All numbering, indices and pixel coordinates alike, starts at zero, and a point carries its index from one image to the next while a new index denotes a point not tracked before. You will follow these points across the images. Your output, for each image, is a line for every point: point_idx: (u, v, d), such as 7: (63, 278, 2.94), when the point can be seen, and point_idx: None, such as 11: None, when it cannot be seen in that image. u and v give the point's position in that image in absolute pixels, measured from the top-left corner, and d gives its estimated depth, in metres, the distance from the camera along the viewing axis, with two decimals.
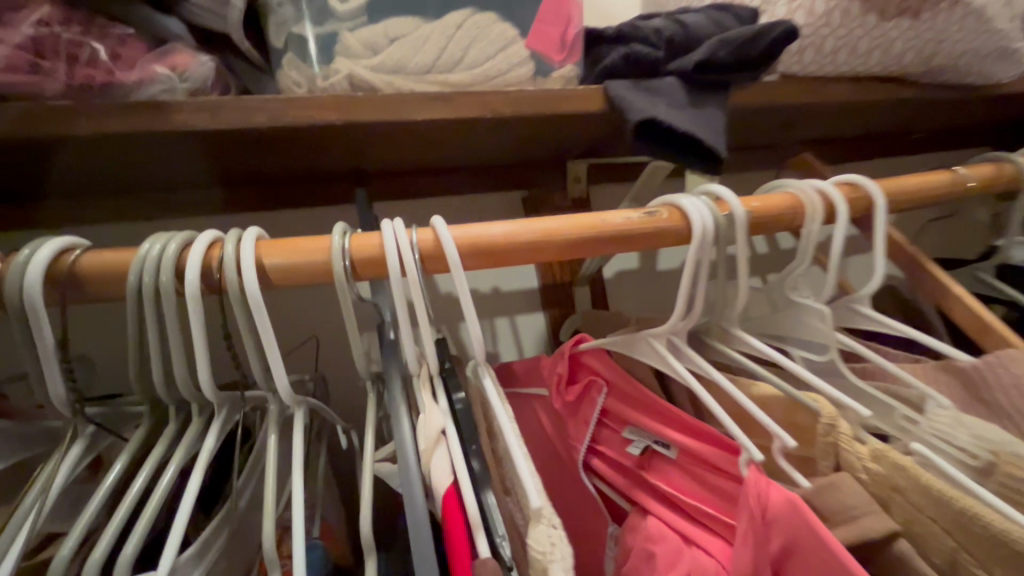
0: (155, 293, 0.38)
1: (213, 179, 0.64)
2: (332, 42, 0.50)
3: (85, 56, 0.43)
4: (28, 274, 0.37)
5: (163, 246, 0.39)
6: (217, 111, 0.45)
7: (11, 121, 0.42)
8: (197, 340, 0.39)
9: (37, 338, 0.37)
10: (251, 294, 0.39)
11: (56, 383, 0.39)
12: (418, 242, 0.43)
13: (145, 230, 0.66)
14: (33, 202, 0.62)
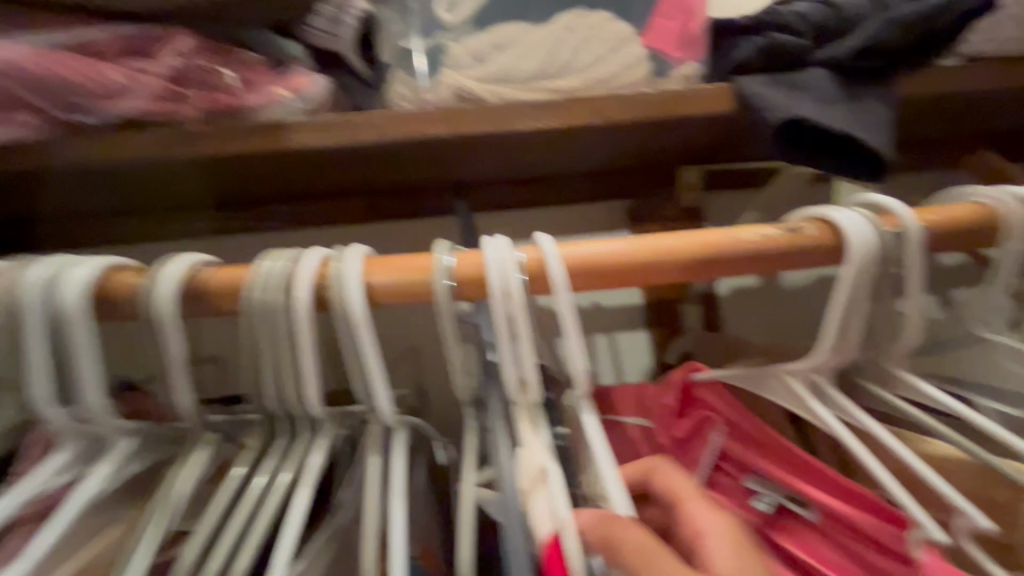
0: (270, 310, 0.39)
1: (324, 193, 0.67)
2: (442, 55, 0.50)
3: (218, 83, 0.46)
4: (161, 288, 0.39)
5: (277, 263, 0.39)
6: (331, 129, 0.46)
7: (159, 145, 0.46)
8: (305, 358, 0.40)
9: (167, 350, 0.39)
10: (357, 311, 0.38)
11: (183, 394, 0.41)
12: (525, 260, 0.39)
13: (264, 243, 0.70)
14: (175, 218, 0.68)
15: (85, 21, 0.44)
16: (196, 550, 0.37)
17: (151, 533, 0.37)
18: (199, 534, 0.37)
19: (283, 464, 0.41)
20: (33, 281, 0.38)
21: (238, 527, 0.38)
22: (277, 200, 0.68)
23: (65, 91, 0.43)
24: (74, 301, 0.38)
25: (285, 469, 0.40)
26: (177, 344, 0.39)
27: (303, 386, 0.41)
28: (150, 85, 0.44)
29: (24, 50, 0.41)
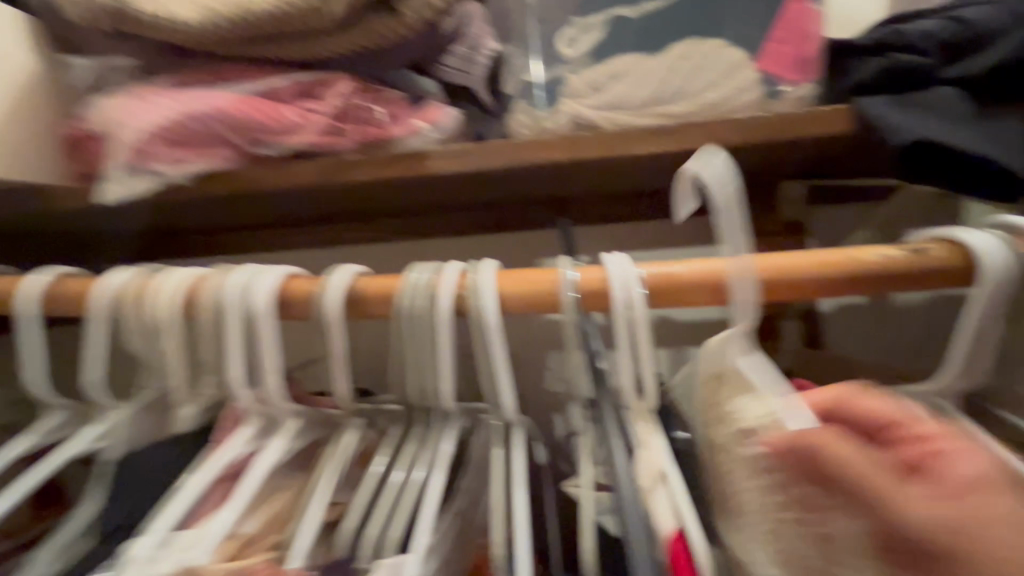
0: (416, 315, 0.45)
1: (439, 210, 0.73)
2: (559, 85, 0.54)
3: (370, 119, 0.54)
4: (329, 293, 0.45)
5: (424, 275, 0.45)
6: (462, 155, 0.52)
7: (319, 172, 0.53)
8: (444, 357, 0.45)
9: (330, 346, 0.46)
10: (491, 319, 0.43)
11: (342, 385, 0.47)
12: (644, 276, 0.43)
13: (384, 253, 0.78)
14: (310, 232, 0.78)
15: (266, 72, 0.54)
16: (357, 516, 0.43)
17: (321, 489, 0.43)
18: (359, 502, 0.44)
19: (423, 449, 0.46)
20: (232, 287, 0.46)
21: (389, 500, 0.44)
22: (396, 215, 0.76)
23: (253, 129, 0.52)
24: (263, 303, 0.45)
25: (425, 452, 0.46)
26: (340, 342, 0.46)
27: (441, 383, 0.46)
28: (318, 122, 0.53)
29: (226, 99, 0.51)
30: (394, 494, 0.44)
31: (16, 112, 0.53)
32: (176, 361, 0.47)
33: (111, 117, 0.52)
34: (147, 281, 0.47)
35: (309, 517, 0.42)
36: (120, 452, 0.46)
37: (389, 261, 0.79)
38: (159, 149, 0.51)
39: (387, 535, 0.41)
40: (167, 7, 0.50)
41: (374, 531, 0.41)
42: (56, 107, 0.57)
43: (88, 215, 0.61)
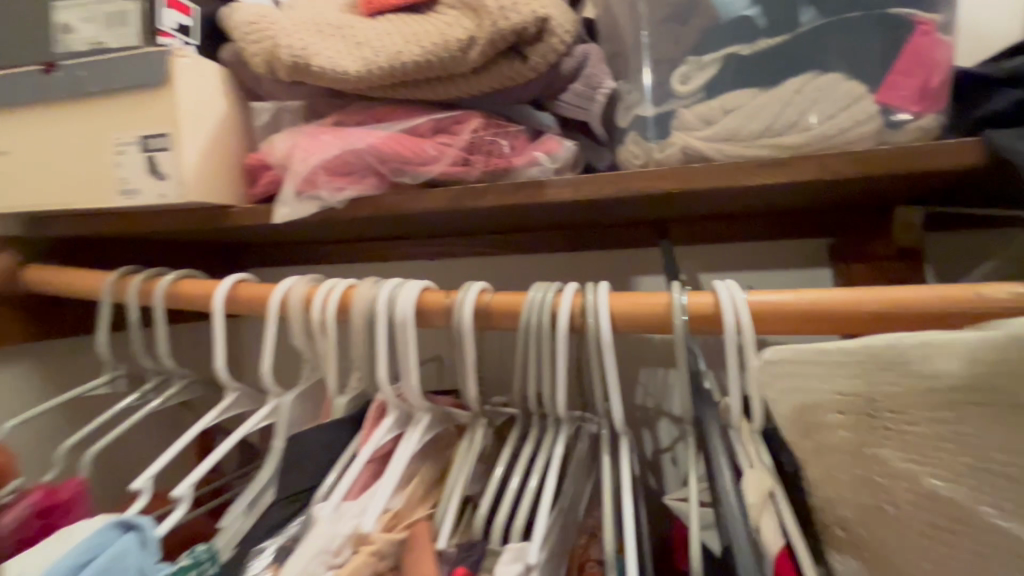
0: (538, 330, 0.49)
1: (541, 228, 0.79)
2: (670, 118, 0.57)
3: (495, 151, 0.61)
4: (463, 307, 0.51)
5: (546, 293, 0.50)
6: (577, 186, 0.57)
7: (449, 200, 0.60)
8: (560, 368, 0.50)
9: (464, 352, 0.52)
10: (606, 338, 0.47)
11: (470, 387, 0.53)
12: (755, 303, 0.45)
13: (489, 267, 0.85)
14: (423, 245, 0.86)
15: (410, 112, 0.62)
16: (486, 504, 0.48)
17: (460, 476, 0.50)
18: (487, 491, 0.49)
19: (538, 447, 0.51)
20: (382, 297, 0.53)
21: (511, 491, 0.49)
22: (502, 233, 0.82)
23: (396, 161, 0.60)
24: (406, 312, 0.52)
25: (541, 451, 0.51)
26: (468, 350, 0.52)
27: (556, 390, 0.51)
28: (450, 155, 0.60)
29: (379, 136, 0.60)
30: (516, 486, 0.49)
31: (213, 147, 0.65)
32: (334, 358, 0.55)
33: (287, 153, 0.63)
34: (313, 290, 0.57)
35: (449, 498, 0.48)
36: (285, 428, 0.55)
37: (493, 275, 0.86)
38: (324, 179, 0.61)
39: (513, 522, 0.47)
40: (332, 58, 0.59)
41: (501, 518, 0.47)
42: (239, 142, 0.69)
43: (256, 231, 0.72)
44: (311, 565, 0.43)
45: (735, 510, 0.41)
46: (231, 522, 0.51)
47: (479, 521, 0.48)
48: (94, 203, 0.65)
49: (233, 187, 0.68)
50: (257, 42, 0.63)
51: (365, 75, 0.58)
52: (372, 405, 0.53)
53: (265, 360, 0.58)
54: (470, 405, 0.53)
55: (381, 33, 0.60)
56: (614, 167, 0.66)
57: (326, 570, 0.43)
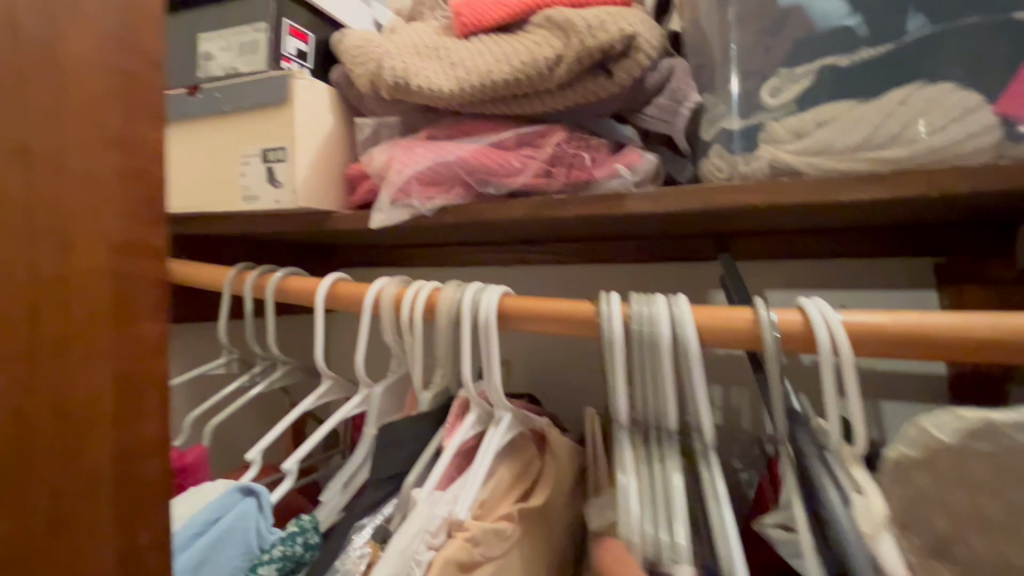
0: (645, 342, 0.47)
1: (619, 237, 0.80)
2: (757, 132, 0.56)
3: (577, 163, 0.63)
4: (608, 320, 0.48)
5: (649, 306, 0.47)
6: (659, 199, 0.57)
7: (530, 210, 0.63)
8: (664, 386, 0.48)
9: (609, 362, 0.48)
10: (695, 350, 0.45)
11: (621, 401, 0.49)
12: (848, 322, 0.43)
13: (565, 275, 0.87)
14: (502, 252, 0.90)
15: (497, 126, 0.66)
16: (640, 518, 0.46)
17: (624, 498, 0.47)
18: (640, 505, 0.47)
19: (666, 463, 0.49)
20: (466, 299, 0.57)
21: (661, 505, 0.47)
22: (576, 242, 0.84)
23: (483, 172, 0.64)
24: (488, 315, 0.55)
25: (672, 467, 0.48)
26: (612, 364, 0.48)
27: (666, 407, 0.48)
28: (534, 167, 0.63)
29: (469, 149, 0.64)
30: (666, 494, 0.47)
31: (322, 159, 0.72)
32: (418, 354, 0.60)
33: (383, 164, 0.68)
34: (402, 290, 0.61)
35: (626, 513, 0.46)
36: (374, 417, 0.60)
37: (565, 283, 0.87)
38: (416, 188, 0.66)
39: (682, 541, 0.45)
40: (428, 78, 0.64)
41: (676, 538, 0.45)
42: (343, 154, 0.76)
43: (353, 235, 0.79)
44: (413, 542, 0.47)
45: (847, 535, 0.39)
46: (331, 496, 0.56)
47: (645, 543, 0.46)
48: (223, 207, 0.75)
49: (335, 195, 0.75)
50: (363, 64, 0.69)
51: (458, 93, 0.63)
52: (454, 402, 0.56)
53: (358, 353, 0.63)
54: (618, 422, 0.50)
55: (473, 53, 0.64)
56: (695, 179, 0.66)
57: (427, 550, 0.46)
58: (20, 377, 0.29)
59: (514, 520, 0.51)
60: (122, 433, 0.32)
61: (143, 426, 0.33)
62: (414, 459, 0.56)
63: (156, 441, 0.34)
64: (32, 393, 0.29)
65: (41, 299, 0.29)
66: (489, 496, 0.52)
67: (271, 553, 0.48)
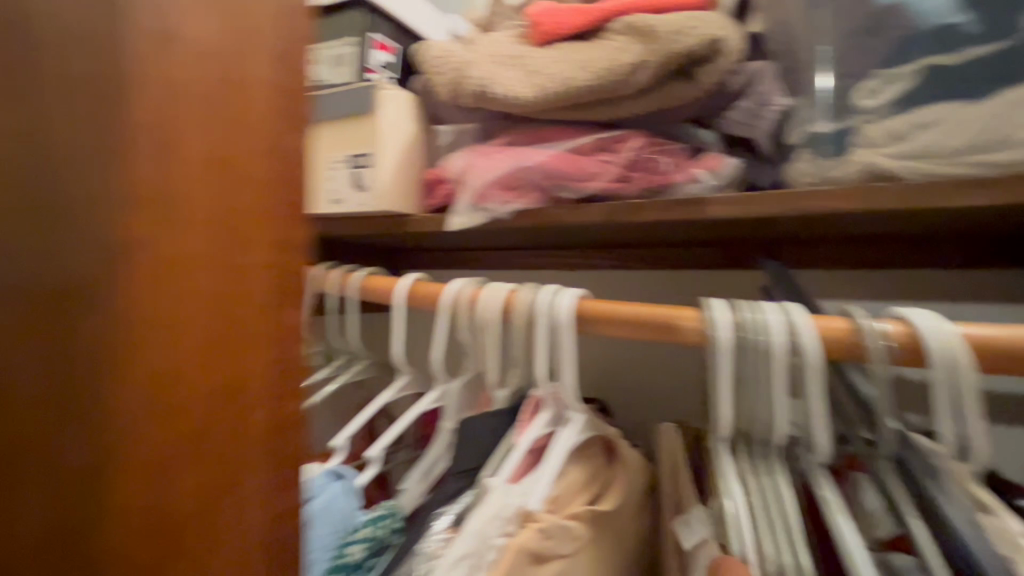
0: (761, 351, 0.45)
1: (687, 243, 0.76)
2: (850, 134, 0.54)
3: (656, 167, 0.63)
4: (721, 328, 0.46)
5: (765, 314, 0.45)
6: (742, 204, 0.56)
7: (605, 214, 0.63)
8: (776, 398, 0.45)
9: (715, 370, 0.46)
10: (815, 359, 0.43)
11: (725, 414, 0.47)
12: (969, 335, 0.39)
13: (628, 280, 0.85)
14: (563, 256, 0.88)
15: (574, 132, 0.67)
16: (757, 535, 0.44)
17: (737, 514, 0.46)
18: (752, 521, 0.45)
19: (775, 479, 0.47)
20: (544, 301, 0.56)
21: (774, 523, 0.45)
22: (634, 247, 0.81)
23: (560, 177, 0.65)
24: (565, 316, 0.54)
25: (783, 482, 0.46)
26: (725, 374, 0.46)
27: (777, 419, 0.46)
28: (612, 171, 0.64)
29: (549, 154, 0.65)
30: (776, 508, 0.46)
31: (402, 164, 0.76)
32: (495, 355, 0.60)
33: (463, 169, 0.71)
34: (478, 291, 0.62)
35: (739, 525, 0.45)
36: (450, 413, 0.62)
37: (623, 289, 0.84)
38: (494, 192, 0.68)
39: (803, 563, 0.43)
40: (508, 85, 0.66)
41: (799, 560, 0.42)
42: (422, 160, 0.79)
43: (427, 237, 0.82)
44: (487, 526, 0.47)
45: None
46: (409, 485, 0.59)
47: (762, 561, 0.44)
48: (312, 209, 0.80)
49: (414, 198, 0.78)
50: (443, 72, 0.72)
51: (538, 100, 0.64)
52: (527, 401, 0.57)
53: (433, 350, 0.64)
54: (719, 434, 0.49)
55: (553, 60, 0.65)
56: (775, 187, 0.63)
57: (501, 535, 0.47)
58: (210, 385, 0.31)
59: (583, 521, 0.50)
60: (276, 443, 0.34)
61: (290, 437, 0.35)
62: (487, 455, 0.56)
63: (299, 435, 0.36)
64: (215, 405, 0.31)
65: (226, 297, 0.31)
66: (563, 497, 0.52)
67: (358, 534, 0.52)
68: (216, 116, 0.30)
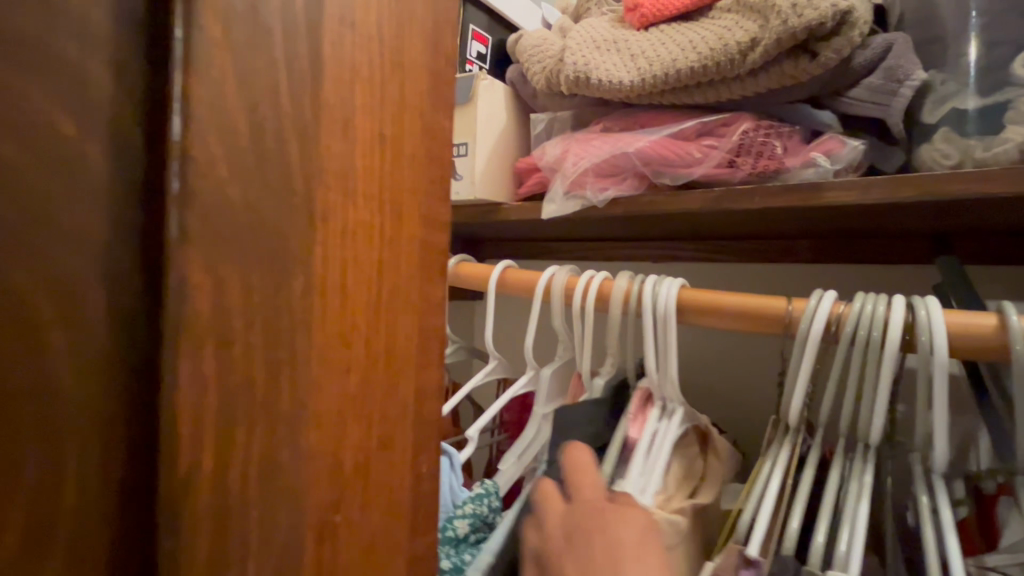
0: (867, 345, 0.38)
1: (783, 235, 0.69)
2: (1002, 111, 0.48)
3: (767, 151, 0.59)
4: (815, 318, 0.40)
5: (875, 305, 0.38)
6: (867, 188, 0.51)
7: (709, 201, 0.60)
8: (876, 399, 0.38)
9: (797, 365, 0.41)
10: (940, 364, 0.35)
11: (795, 403, 0.40)
12: None
13: (715, 274, 0.79)
14: (642, 246, 0.83)
15: (675, 117, 0.65)
16: (801, 515, 0.37)
17: (773, 489, 0.38)
18: (795, 501, 0.38)
19: (852, 472, 0.38)
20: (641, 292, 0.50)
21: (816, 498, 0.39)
22: (727, 238, 0.75)
23: (659, 163, 0.63)
24: (663, 307, 0.49)
25: (867, 476, 0.37)
26: (807, 364, 0.40)
27: (870, 417, 0.38)
28: (716, 156, 0.61)
29: (648, 140, 0.63)
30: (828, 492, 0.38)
31: (494, 153, 0.77)
32: (589, 345, 0.56)
33: (558, 156, 0.71)
34: (574, 278, 0.59)
35: (768, 494, 0.38)
36: (542, 397, 0.59)
37: (711, 283, 0.79)
38: (591, 180, 0.67)
39: (847, 555, 0.34)
40: (607, 70, 0.65)
41: (844, 545, 0.35)
42: (514, 150, 0.80)
43: (516, 226, 0.82)
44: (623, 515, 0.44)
45: None
46: (508, 468, 0.57)
47: (790, 536, 0.36)
48: None
49: (506, 187, 0.79)
50: (540, 61, 0.72)
51: (638, 83, 0.63)
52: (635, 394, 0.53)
53: (527, 336, 0.63)
54: (786, 423, 0.41)
55: (656, 43, 0.63)
56: (902, 169, 0.58)
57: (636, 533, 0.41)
58: (357, 384, 0.23)
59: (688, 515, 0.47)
60: (414, 478, 0.26)
61: (424, 478, 0.26)
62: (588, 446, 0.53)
63: (437, 472, 0.27)
64: (359, 410, 0.23)
65: (375, 276, 0.23)
66: (672, 495, 0.48)
67: (462, 509, 0.45)
68: (385, 47, 0.23)
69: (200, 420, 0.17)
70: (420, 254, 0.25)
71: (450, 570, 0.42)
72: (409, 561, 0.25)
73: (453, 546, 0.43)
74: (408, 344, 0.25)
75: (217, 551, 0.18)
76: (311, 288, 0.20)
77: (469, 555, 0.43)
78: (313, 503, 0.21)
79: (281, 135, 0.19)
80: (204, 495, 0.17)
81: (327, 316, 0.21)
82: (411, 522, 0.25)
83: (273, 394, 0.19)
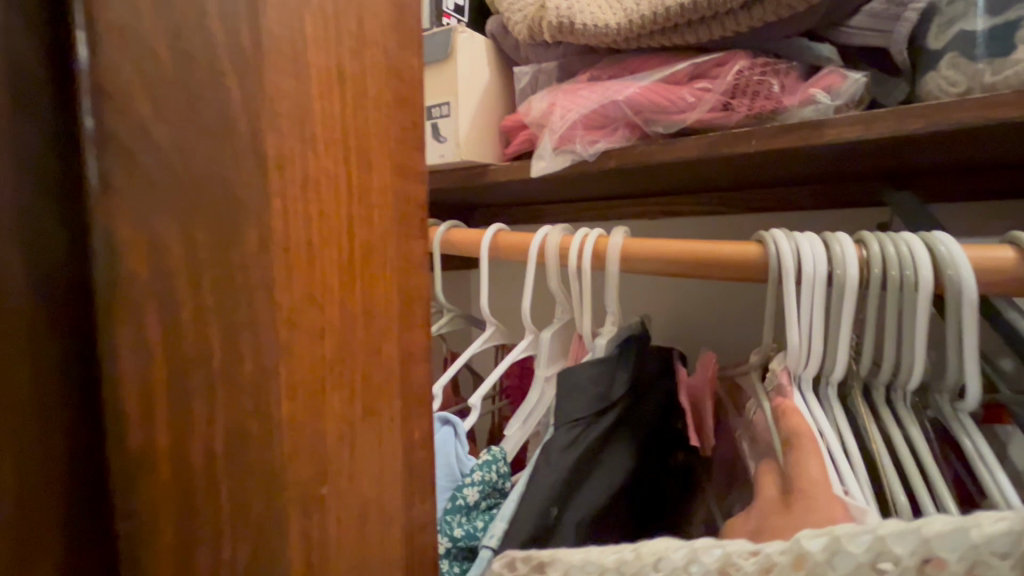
0: (899, 288, 0.35)
1: (784, 181, 0.66)
2: (1013, 30, 0.44)
3: (763, 91, 0.56)
4: (849, 265, 0.36)
5: (896, 245, 0.36)
6: (871, 122, 0.48)
7: (704, 147, 0.57)
8: (914, 343, 0.36)
9: (835, 318, 0.37)
10: (968, 301, 0.34)
11: (843, 357, 0.37)
12: None
13: (710, 227, 0.76)
14: (639, 202, 0.81)
15: (667, 59, 0.61)
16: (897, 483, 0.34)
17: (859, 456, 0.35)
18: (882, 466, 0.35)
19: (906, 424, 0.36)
20: (777, 250, 0.38)
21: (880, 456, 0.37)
22: (727, 188, 0.72)
23: (653, 112, 0.60)
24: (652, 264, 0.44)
25: (913, 426, 0.36)
26: (846, 316, 0.37)
27: (910, 365, 0.37)
28: (710, 100, 0.58)
29: (638, 86, 0.60)
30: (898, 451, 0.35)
31: (478, 112, 0.73)
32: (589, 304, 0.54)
33: (545, 111, 0.67)
34: (567, 238, 0.56)
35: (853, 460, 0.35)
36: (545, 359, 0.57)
37: (710, 236, 0.76)
38: (580, 133, 0.64)
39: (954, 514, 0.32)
40: (593, 14, 0.61)
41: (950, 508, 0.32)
42: (499, 108, 0.76)
43: (505, 189, 0.79)
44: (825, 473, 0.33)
45: None
46: (514, 432, 0.56)
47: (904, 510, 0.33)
48: None
49: (492, 147, 0.75)
50: (521, 9, 0.67)
51: (624, 26, 0.59)
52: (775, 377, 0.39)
53: (524, 300, 0.60)
54: (828, 380, 0.38)
55: None
56: (908, 102, 0.55)
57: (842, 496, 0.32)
58: (336, 353, 0.21)
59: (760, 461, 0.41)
60: (405, 448, 0.24)
61: (417, 448, 0.25)
62: (619, 412, 0.42)
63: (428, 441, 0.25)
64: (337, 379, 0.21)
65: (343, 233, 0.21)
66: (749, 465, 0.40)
67: (471, 477, 0.43)
68: None
69: (146, 387, 0.16)
70: (397, 206, 0.23)
71: (463, 537, 0.42)
72: (406, 531, 0.24)
73: (464, 514, 0.41)
74: (388, 306, 0.23)
75: (180, 530, 0.17)
76: (269, 246, 0.19)
77: (480, 522, 0.42)
78: (293, 476, 0.20)
79: (212, 63, 0.17)
80: (163, 471, 0.17)
81: (292, 278, 0.20)
82: (409, 489, 0.24)
83: (234, 359, 0.18)
